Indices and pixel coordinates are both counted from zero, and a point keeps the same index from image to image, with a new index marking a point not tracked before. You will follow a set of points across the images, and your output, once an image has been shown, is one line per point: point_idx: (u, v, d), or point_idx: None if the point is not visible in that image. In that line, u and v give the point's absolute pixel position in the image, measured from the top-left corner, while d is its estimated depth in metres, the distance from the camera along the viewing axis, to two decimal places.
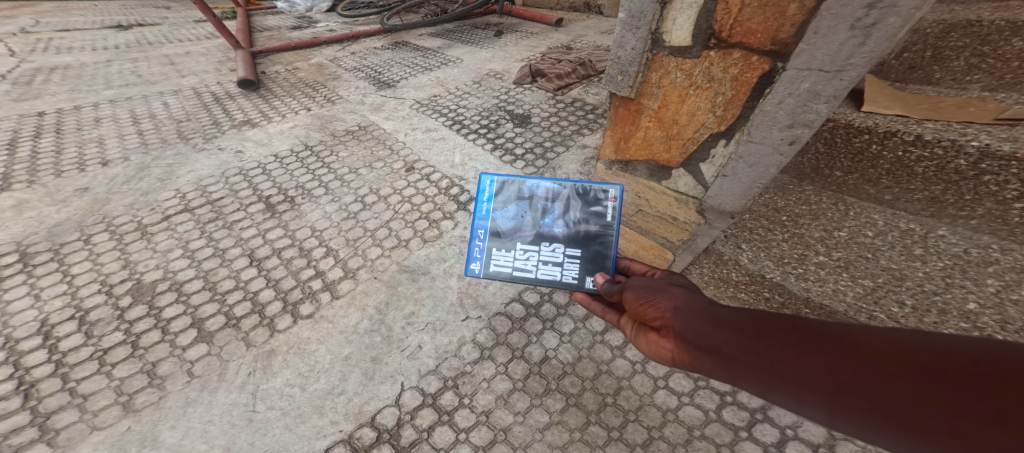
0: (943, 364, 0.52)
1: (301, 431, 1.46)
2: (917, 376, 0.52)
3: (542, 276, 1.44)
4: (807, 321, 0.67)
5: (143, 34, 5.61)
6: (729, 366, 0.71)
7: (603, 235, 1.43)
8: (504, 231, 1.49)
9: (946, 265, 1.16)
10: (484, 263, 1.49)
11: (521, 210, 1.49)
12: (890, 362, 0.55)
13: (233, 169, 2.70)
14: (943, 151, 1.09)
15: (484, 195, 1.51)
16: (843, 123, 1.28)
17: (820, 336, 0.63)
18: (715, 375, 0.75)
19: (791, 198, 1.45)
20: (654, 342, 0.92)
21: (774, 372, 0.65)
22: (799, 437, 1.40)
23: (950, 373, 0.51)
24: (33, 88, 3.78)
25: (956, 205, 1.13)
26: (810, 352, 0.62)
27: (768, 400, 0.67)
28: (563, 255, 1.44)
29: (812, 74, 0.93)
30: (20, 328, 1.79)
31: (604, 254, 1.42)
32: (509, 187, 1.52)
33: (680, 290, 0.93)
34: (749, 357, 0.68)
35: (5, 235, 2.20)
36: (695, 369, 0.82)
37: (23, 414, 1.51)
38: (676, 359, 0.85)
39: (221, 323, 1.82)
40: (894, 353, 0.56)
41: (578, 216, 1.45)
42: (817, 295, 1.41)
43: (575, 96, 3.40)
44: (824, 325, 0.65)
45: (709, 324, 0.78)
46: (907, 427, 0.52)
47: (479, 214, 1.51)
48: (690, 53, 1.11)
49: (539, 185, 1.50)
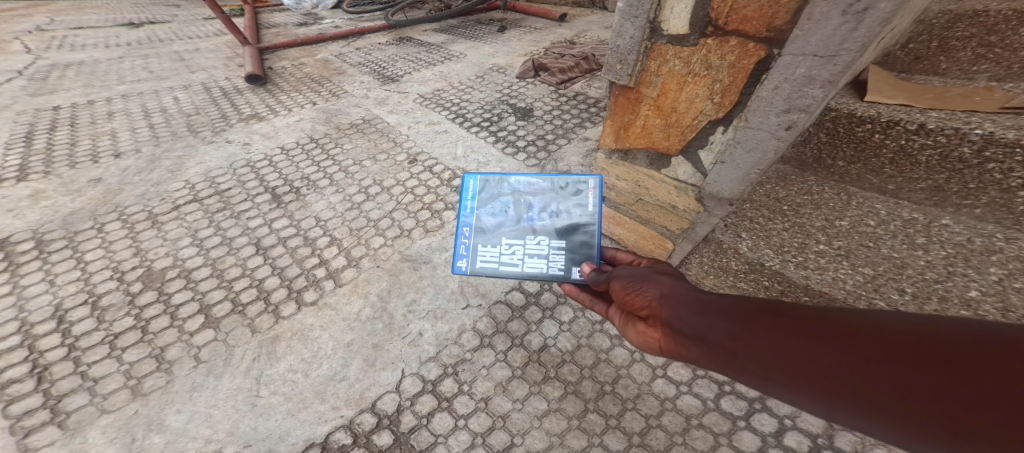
0: (924, 346, 0.51)
1: (303, 416, 1.48)
2: (897, 359, 0.51)
3: (529, 269, 1.43)
4: (794, 306, 0.65)
5: (154, 32, 5.70)
6: (714, 354, 0.71)
7: (588, 224, 1.44)
8: (489, 227, 1.50)
9: (949, 254, 1.11)
10: (471, 260, 1.48)
11: (504, 205, 1.52)
12: (870, 345, 0.54)
13: (241, 161, 2.74)
14: (946, 139, 0.96)
15: (468, 194, 1.55)
16: (844, 112, 1.11)
17: (803, 320, 0.62)
18: (703, 363, 0.75)
19: (791, 188, 1.34)
20: (642, 332, 0.92)
21: (754, 357, 0.64)
22: (798, 427, 1.39)
23: (930, 355, 0.50)
24: (49, 83, 3.87)
25: (959, 194, 1.02)
26: (789, 335, 0.61)
27: (757, 388, 0.66)
28: (549, 248, 1.44)
29: (807, 59, 0.93)
30: (35, 312, 1.84)
31: (589, 243, 1.41)
32: (491, 185, 1.57)
33: (666, 278, 0.93)
34: (736, 346, 0.67)
35: (22, 223, 2.26)
36: (682, 357, 0.82)
37: (36, 397, 1.55)
38: (664, 348, 0.85)
39: (227, 309, 1.85)
40: (880, 338, 0.54)
41: (561, 208, 1.48)
42: (817, 283, 1.43)
43: (578, 90, 3.40)
44: (811, 310, 0.63)
45: (694, 311, 0.78)
46: (885, 411, 0.51)
47: (464, 212, 1.53)
48: (688, 41, 1.11)
49: (521, 181, 1.55)
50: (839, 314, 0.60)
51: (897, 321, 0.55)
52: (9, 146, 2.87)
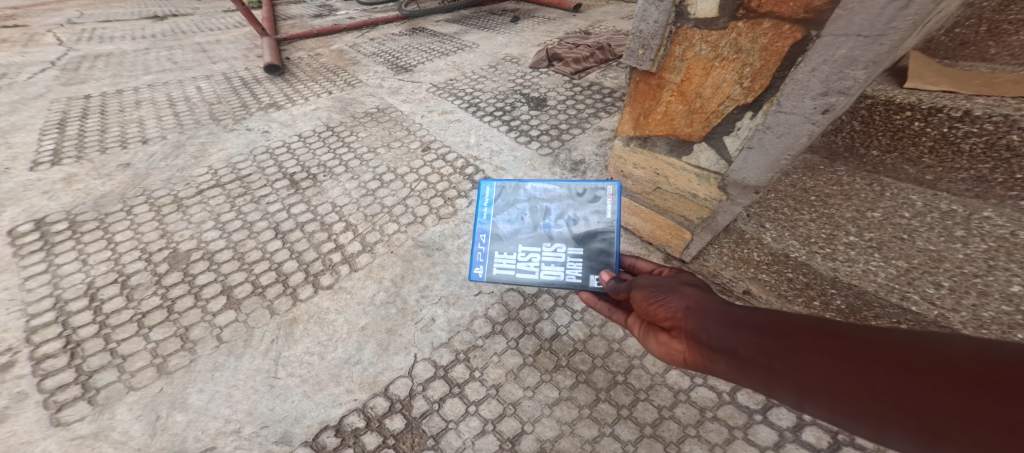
0: (961, 366, 0.50)
1: (318, 398, 1.52)
2: (935, 380, 0.50)
3: (546, 277, 1.41)
4: (833, 325, 0.64)
5: (178, 24, 5.83)
6: (746, 370, 0.70)
7: (606, 231, 1.42)
8: (506, 234, 1.50)
9: (990, 247, 1.04)
10: (487, 266, 1.48)
11: (521, 212, 1.51)
12: (921, 371, 0.52)
13: (260, 147, 2.79)
14: (993, 127, 0.89)
15: (484, 201, 1.55)
16: (881, 99, 1.05)
17: (835, 337, 0.61)
18: (732, 379, 0.74)
19: (820, 178, 1.29)
20: (665, 343, 0.91)
21: (786, 373, 0.63)
22: (816, 422, 1.36)
23: (967, 375, 0.49)
24: (81, 73, 4.00)
25: (1004, 185, 0.94)
26: (823, 352, 0.60)
27: (793, 406, 0.64)
28: (566, 255, 1.42)
29: (849, 40, 0.88)
30: (69, 289, 1.92)
31: (608, 251, 1.40)
32: (507, 191, 1.56)
33: (692, 289, 0.92)
34: (771, 363, 0.66)
35: (56, 204, 2.35)
36: (707, 371, 0.81)
37: (69, 371, 1.62)
38: (689, 361, 0.84)
39: (248, 290, 1.90)
40: (933, 363, 0.51)
41: (578, 215, 1.47)
42: (846, 275, 1.38)
43: (593, 80, 3.34)
44: (851, 330, 0.61)
45: (723, 325, 0.77)
46: (920, 429, 0.51)
47: (480, 219, 1.53)
48: (716, 24, 1.06)
49: (537, 187, 1.54)
50: (873, 333, 0.60)
51: (950, 345, 0.52)
52: (44, 132, 2.99)
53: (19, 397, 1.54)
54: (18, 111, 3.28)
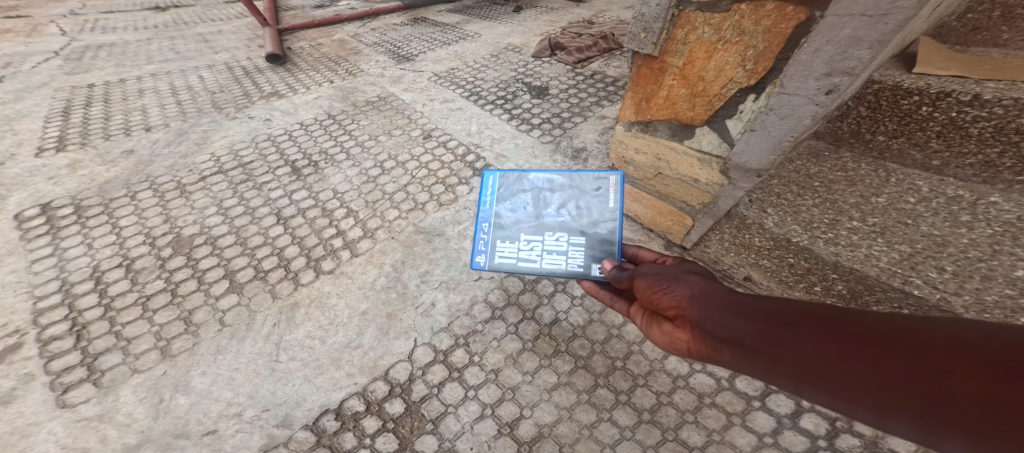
0: (975, 350, 0.49)
1: (319, 382, 1.53)
2: (950, 366, 0.49)
3: (548, 266, 1.41)
4: (842, 313, 0.63)
5: (180, 15, 5.80)
6: (752, 358, 0.69)
7: (608, 221, 1.42)
8: (507, 223, 1.50)
9: (995, 232, 1.03)
10: (489, 255, 1.47)
11: (523, 202, 1.51)
12: (934, 358, 0.51)
13: (262, 135, 2.79)
14: (1003, 111, 0.87)
15: (486, 191, 1.55)
16: (888, 84, 1.05)
17: (843, 324, 0.61)
18: (738, 367, 0.73)
19: (824, 164, 1.27)
20: (668, 333, 0.91)
21: (792, 361, 0.63)
22: (814, 409, 1.36)
23: (980, 360, 0.48)
24: (85, 63, 4.00)
25: (1012, 169, 0.93)
26: (833, 341, 0.59)
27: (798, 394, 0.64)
28: (568, 244, 1.41)
29: (854, 20, 0.86)
30: (75, 272, 1.93)
31: (609, 240, 1.38)
32: (510, 182, 1.56)
33: (696, 277, 0.91)
34: (778, 352, 0.65)
35: (62, 189, 2.36)
36: (710, 359, 0.81)
37: (75, 354, 1.64)
38: (693, 350, 0.84)
39: (250, 275, 1.91)
40: (947, 350, 0.51)
41: (581, 205, 1.47)
42: (848, 260, 1.37)
43: (595, 69, 3.31)
44: (861, 317, 0.60)
45: (728, 313, 0.76)
46: (926, 416, 0.50)
47: (482, 209, 1.54)
48: (718, 7, 1.05)
49: (540, 177, 1.54)
50: (883, 320, 0.59)
51: (964, 331, 0.52)
52: (48, 119, 3.00)
53: (26, 379, 1.56)
54: (23, 100, 3.29)
